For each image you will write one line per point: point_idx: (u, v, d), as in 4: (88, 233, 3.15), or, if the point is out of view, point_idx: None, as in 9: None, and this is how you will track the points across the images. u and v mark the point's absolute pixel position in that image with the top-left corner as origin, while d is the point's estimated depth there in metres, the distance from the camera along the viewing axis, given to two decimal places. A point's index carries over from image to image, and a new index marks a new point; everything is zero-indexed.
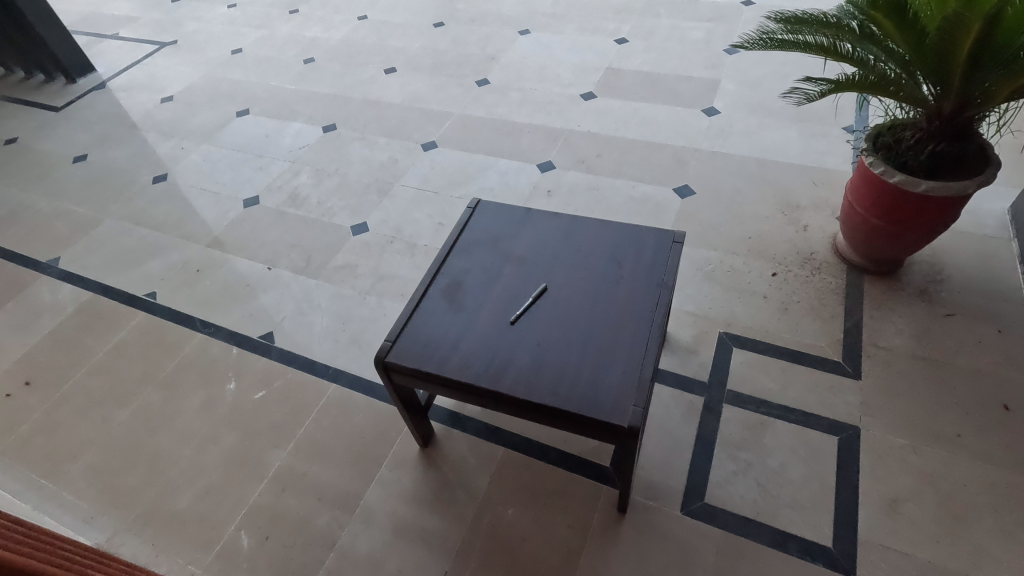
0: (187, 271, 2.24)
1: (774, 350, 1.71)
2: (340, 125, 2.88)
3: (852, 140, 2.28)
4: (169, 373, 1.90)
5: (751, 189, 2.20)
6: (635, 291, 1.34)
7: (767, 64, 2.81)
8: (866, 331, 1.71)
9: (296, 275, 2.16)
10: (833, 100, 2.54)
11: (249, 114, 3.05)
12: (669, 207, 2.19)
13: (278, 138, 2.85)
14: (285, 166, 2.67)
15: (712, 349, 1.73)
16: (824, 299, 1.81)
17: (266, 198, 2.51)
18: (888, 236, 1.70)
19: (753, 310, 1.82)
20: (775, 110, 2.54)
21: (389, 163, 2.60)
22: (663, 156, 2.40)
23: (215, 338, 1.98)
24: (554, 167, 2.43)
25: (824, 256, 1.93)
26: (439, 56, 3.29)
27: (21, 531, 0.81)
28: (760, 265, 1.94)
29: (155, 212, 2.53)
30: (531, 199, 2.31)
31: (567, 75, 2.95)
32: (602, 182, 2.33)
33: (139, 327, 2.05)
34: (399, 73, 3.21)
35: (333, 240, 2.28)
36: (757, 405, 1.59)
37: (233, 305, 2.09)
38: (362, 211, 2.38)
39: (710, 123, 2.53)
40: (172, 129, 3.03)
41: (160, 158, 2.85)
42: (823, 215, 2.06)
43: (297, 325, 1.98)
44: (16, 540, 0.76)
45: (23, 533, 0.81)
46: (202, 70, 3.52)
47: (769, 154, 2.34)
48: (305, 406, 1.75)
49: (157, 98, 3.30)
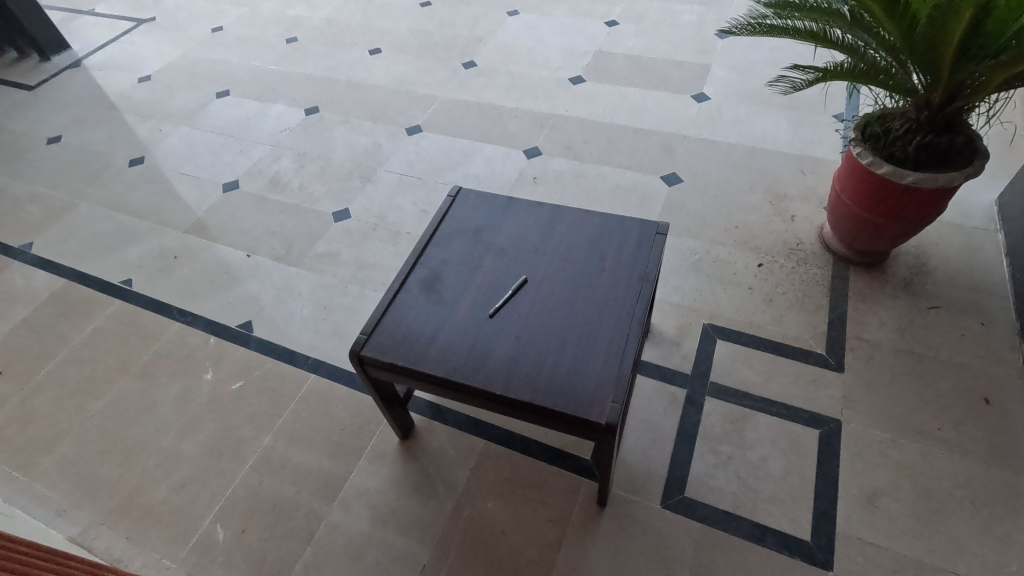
0: (164, 257, 2.19)
1: (758, 342, 1.69)
2: (323, 108, 2.81)
3: (842, 129, 2.26)
4: (145, 362, 1.86)
5: (739, 178, 2.18)
6: (616, 284, 1.31)
7: (758, 50, 2.77)
8: (851, 324, 1.70)
9: (276, 263, 2.12)
10: (824, 87, 2.51)
11: (230, 95, 2.97)
12: (656, 196, 2.16)
13: (260, 120, 2.78)
14: (266, 149, 2.61)
15: (696, 341, 1.72)
16: (809, 290, 1.80)
17: (246, 183, 2.46)
18: (875, 228, 1.68)
19: (738, 301, 1.80)
20: (765, 97, 2.50)
21: (373, 148, 2.54)
22: (652, 143, 2.36)
23: (192, 327, 1.94)
24: (541, 153, 2.39)
25: (811, 247, 1.92)
26: (426, 38, 3.21)
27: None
28: (746, 256, 1.92)
29: (133, 197, 2.47)
30: (517, 186, 2.27)
31: (556, 58, 2.89)
32: (589, 169, 2.29)
33: (114, 314, 2.01)
34: (384, 54, 3.13)
35: (315, 226, 2.23)
36: (739, 398, 1.58)
37: (211, 293, 2.04)
38: (345, 197, 2.34)
39: (700, 110, 2.49)
40: (150, 111, 2.95)
41: (138, 140, 2.78)
42: (811, 205, 2.04)
43: (276, 315, 1.95)
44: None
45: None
46: (181, 49, 3.42)
47: (759, 142, 2.30)
48: (284, 398, 1.72)
49: (135, 78, 3.20)
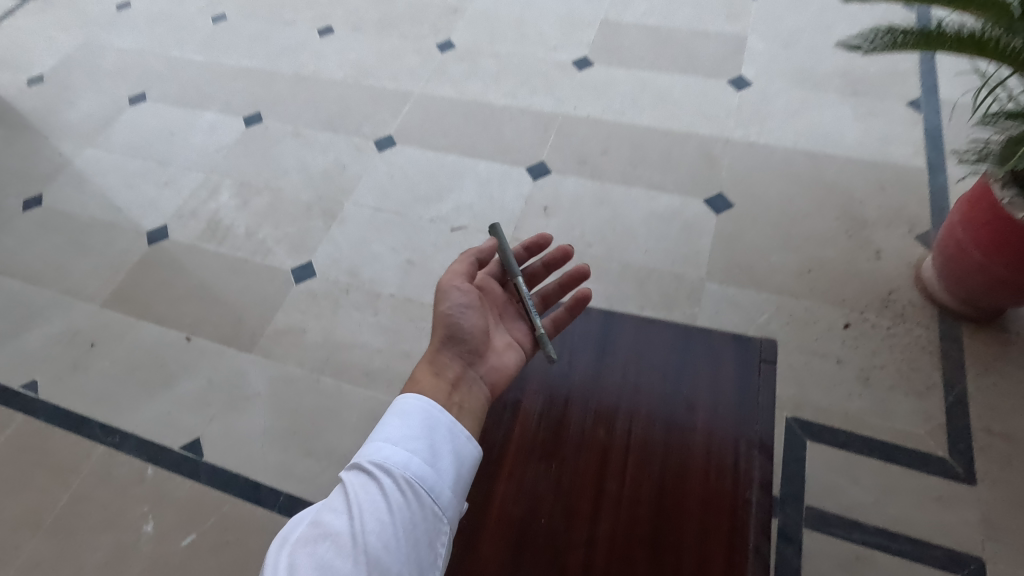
0: (76, 346, 1.69)
1: (860, 443, 1.31)
2: (267, 113, 2.23)
3: (950, 135, 1.79)
4: (62, 511, 1.41)
5: (802, 198, 1.73)
6: (717, 450, 0.90)
7: (801, 13, 2.25)
8: (976, 410, 1.33)
9: (223, 348, 1.64)
10: (891, 64, 2.03)
11: (146, 101, 2.35)
12: (702, 227, 1.71)
13: (186, 136, 2.20)
14: (199, 179, 2.06)
15: (780, 444, 1.33)
16: (915, 361, 1.41)
17: (178, 229, 1.92)
18: (1014, 289, 1.28)
19: (826, 382, 1.40)
20: (821, 79, 2.02)
21: (336, 170, 2.01)
22: (688, 151, 1.89)
23: (122, 453, 1.49)
24: (550, 171, 1.90)
25: (908, 296, 1.51)
26: (387, 8, 2.59)
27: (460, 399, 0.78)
28: (827, 313, 1.51)
29: (28, 255, 1.90)
30: (523, 220, 1.80)
31: (553, 34, 2.33)
32: (612, 192, 1.82)
33: (17, 438, 1.53)
34: (338, 34, 2.51)
35: (270, 289, 1.75)
36: (847, 530, 1.22)
37: (143, 397, 1.57)
38: (306, 245, 1.83)
39: (742, 100, 2.00)
40: (45, 125, 2.31)
41: (31, 169, 2.16)
42: (900, 234, 1.62)
43: (231, 428, 1.50)
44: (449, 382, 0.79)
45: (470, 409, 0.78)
46: (78, 35, 2.70)
47: (821, 144, 1.85)
48: (251, 557, 1.31)
49: (22, 78, 2.52)
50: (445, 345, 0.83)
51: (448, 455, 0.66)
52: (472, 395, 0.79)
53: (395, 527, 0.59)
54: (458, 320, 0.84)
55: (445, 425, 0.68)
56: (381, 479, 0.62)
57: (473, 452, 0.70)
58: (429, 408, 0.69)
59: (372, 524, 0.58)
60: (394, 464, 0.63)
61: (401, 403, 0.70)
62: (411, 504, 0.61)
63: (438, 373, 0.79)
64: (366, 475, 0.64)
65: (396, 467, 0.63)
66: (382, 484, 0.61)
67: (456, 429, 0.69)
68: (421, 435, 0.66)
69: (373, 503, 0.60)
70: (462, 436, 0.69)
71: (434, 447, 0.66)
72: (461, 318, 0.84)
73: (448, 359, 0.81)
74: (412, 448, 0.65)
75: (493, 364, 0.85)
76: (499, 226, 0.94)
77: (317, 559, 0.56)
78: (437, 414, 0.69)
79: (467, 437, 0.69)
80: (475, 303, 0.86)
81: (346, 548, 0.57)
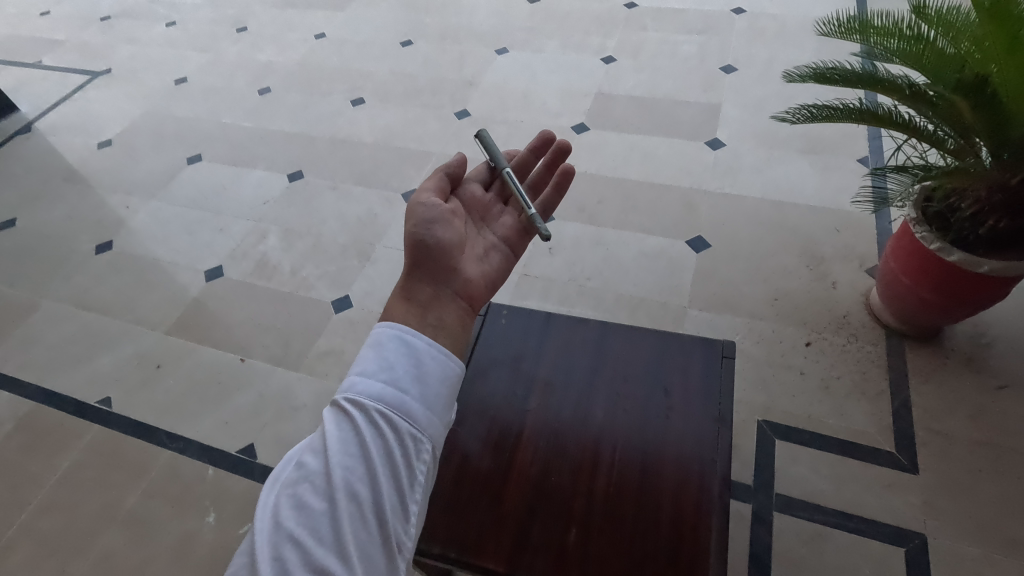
0: (144, 368, 1.94)
1: (821, 440, 1.55)
2: (307, 171, 2.58)
3: None
4: (134, 505, 1.63)
5: (769, 238, 2.03)
6: (688, 424, 1.15)
7: (767, 85, 2.64)
8: (918, 412, 1.57)
9: (273, 367, 1.90)
10: (843, 127, 2.38)
11: (202, 161, 2.71)
12: (684, 264, 2.00)
13: (238, 190, 2.54)
14: (249, 226, 2.37)
15: (753, 442, 1.56)
16: (866, 373, 1.66)
17: (231, 268, 2.22)
18: (938, 308, 1.54)
19: (791, 391, 1.65)
20: (784, 140, 2.37)
21: (369, 218, 2.33)
22: (672, 200, 2.20)
23: (186, 456, 1.71)
24: (553, 218, 2.21)
25: (859, 319, 1.78)
26: (411, 82, 3.00)
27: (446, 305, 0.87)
28: (791, 334, 1.77)
29: (101, 291, 2.19)
30: (531, 258, 2.09)
31: (555, 103, 2.71)
32: (607, 235, 2.13)
33: (93, 444, 1.76)
34: (368, 103, 2.90)
35: (313, 318, 2.02)
36: (810, 512, 1.43)
37: (204, 409, 1.82)
38: (344, 281, 2.12)
39: (717, 158, 2.34)
40: (114, 182, 2.66)
41: (102, 219, 2.49)
42: (852, 268, 1.90)
43: (280, 434, 1.74)
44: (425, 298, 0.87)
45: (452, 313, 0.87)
46: (142, 105, 3.11)
47: (785, 194, 2.16)
48: None
49: (94, 143, 2.90)
50: (421, 263, 0.89)
51: (419, 380, 0.75)
52: (449, 309, 0.86)
53: (368, 458, 0.67)
54: (430, 236, 0.91)
55: (417, 349, 0.77)
56: (355, 413, 0.70)
57: (445, 373, 0.78)
58: (401, 333, 0.78)
59: (346, 457, 0.66)
60: (367, 397, 0.71)
61: (376, 336, 0.78)
62: (384, 431, 0.69)
63: (410, 298, 0.85)
64: (343, 413, 0.71)
65: (368, 400, 0.71)
66: (356, 418, 0.69)
67: (431, 350, 0.78)
68: (392, 367, 0.74)
69: (348, 437, 0.68)
70: (436, 352, 0.78)
71: (405, 376, 0.74)
72: (433, 231, 0.92)
73: (420, 280, 0.88)
74: (383, 380, 0.73)
75: (470, 275, 0.93)
76: (481, 134, 1.08)
77: (298, 493, 0.64)
78: (409, 341, 0.77)
79: (443, 354, 0.79)
80: (443, 214, 0.94)
81: (324, 482, 0.64)
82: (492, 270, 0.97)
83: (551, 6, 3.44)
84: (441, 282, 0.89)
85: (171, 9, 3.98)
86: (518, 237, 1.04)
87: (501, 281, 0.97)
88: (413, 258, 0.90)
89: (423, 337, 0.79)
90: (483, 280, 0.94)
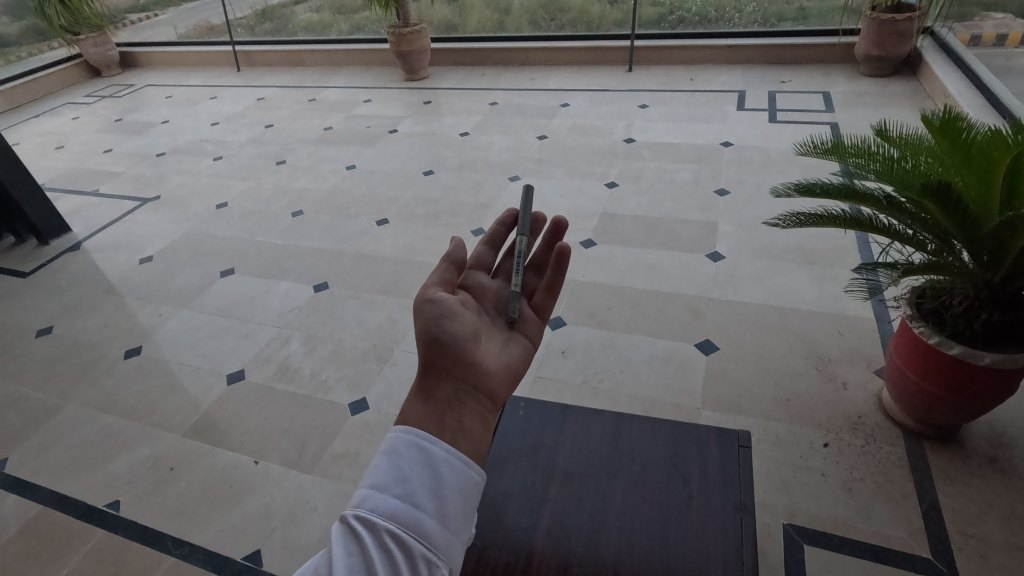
0: (158, 471, 1.93)
1: (851, 545, 1.48)
2: (332, 282, 2.75)
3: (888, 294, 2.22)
4: None
5: (776, 342, 2.09)
6: (710, 517, 1.13)
7: (758, 205, 2.88)
8: (949, 515, 1.52)
9: (287, 470, 1.89)
10: (833, 241, 2.56)
11: (234, 274, 2.90)
12: (695, 366, 2.05)
13: (266, 299, 2.69)
14: (274, 332, 2.48)
15: (780, 547, 1.50)
16: (889, 474, 1.63)
17: (253, 372, 2.29)
18: (949, 405, 1.56)
19: (814, 493, 1.61)
20: (780, 253, 2.53)
21: (388, 325, 2.44)
22: (678, 307, 2.31)
23: (190, 563, 1.65)
24: (565, 323, 2.30)
25: (875, 420, 1.78)
26: (432, 205, 3.29)
27: (476, 401, 0.71)
28: (808, 434, 1.77)
29: (125, 394, 2.25)
30: (544, 360, 2.14)
31: None
32: (618, 338, 2.21)
33: (96, 550, 1.71)
34: (391, 223, 3.16)
35: (330, 420, 2.04)
36: None
37: (213, 513, 1.78)
38: (362, 384, 2.17)
39: (718, 268, 2.48)
40: (151, 293, 2.84)
41: (135, 327, 2.62)
42: (860, 369, 1.94)
43: (289, 539, 1.68)
44: (444, 395, 0.69)
45: (481, 405, 0.71)
46: (184, 226, 3.39)
47: (786, 301, 2.27)
48: None
49: (136, 259, 3.13)
50: (441, 362, 0.71)
51: (440, 495, 0.59)
52: (468, 409, 0.69)
53: None
54: (439, 332, 0.73)
55: (437, 457, 0.61)
56: (365, 536, 0.55)
57: (468, 486, 0.62)
58: (418, 439, 0.62)
59: None
60: (378, 514, 0.56)
61: (388, 440, 0.62)
62: (397, 558, 0.55)
63: (428, 398, 0.68)
64: (348, 529, 0.57)
65: (379, 518, 0.56)
66: (365, 542, 0.55)
67: (452, 458, 0.62)
68: (411, 474, 0.59)
69: (355, 565, 0.54)
70: (456, 461, 0.62)
71: (424, 487, 0.59)
72: (449, 332, 0.74)
73: (437, 378, 0.70)
74: (397, 493, 0.58)
75: (489, 365, 0.75)
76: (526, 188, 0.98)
77: None
78: (428, 446, 0.62)
79: (463, 463, 0.62)
80: (455, 307, 0.76)
81: None
82: (513, 358, 0.80)
83: (558, 141, 3.86)
84: (458, 378, 0.71)
85: (219, 147, 4.48)
86: (537, 324, 0.88)
87: (525, 368, 0.80)
88: (434, 360, 0.71)
89: (441, 442, 0.63)
90: (507, 372, 0.77)
